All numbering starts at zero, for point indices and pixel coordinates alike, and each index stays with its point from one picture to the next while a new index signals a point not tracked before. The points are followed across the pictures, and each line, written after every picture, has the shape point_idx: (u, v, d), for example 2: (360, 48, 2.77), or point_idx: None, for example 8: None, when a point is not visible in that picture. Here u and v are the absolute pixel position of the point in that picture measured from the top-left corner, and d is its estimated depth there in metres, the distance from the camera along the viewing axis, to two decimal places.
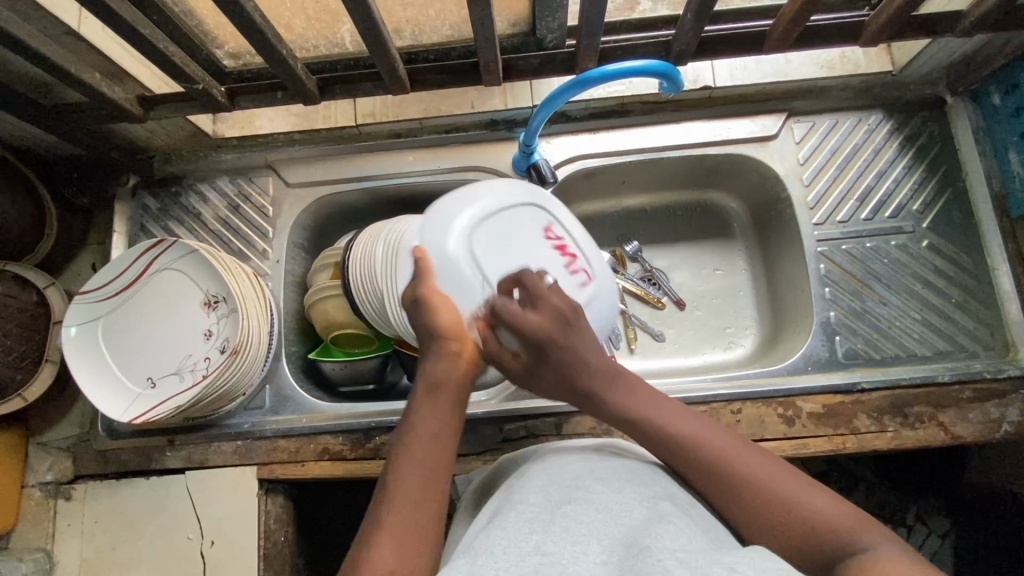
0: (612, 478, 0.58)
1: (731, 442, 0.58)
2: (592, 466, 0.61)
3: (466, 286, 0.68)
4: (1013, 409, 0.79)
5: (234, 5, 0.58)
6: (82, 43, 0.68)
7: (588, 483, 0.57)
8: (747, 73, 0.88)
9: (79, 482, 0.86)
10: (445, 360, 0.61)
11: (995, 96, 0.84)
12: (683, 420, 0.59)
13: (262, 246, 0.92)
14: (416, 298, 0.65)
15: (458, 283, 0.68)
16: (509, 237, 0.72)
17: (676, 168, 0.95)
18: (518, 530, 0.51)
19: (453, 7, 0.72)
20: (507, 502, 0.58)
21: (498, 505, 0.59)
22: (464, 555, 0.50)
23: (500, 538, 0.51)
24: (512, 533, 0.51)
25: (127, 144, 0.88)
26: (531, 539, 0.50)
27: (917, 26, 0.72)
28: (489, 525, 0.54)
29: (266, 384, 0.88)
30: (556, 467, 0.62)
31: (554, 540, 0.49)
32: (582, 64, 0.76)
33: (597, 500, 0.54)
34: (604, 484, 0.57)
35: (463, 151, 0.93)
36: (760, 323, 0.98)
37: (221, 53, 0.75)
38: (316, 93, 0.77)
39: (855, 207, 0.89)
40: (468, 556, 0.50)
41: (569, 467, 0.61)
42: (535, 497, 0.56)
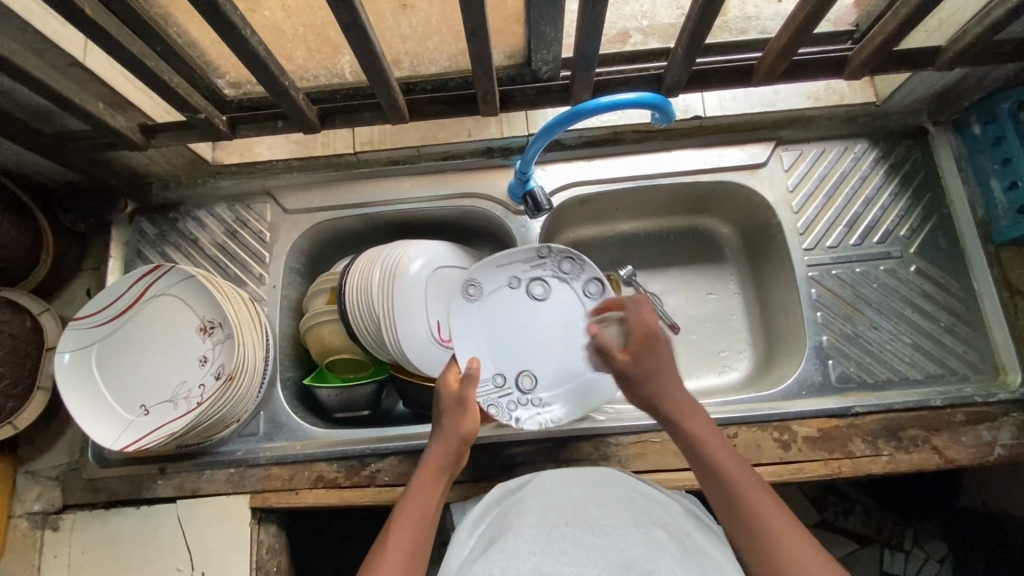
0: (609, 501, 0.60)
1: (764, 498, 0.58)
2: (588, 489, 0.63)
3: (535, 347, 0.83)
4: (1005, 432, 0.80)
5: (240, 41, 0.60)
6: (86, 73, 0.69)
7: (584, 503, 0.60)
8: (736, 103, 0.90)
9: (68, 511, 0.85)
10: (450, 445, 0.69)
11: (974, 126, 0.87)
12: (723, 458, 0.61)
13: (259, 271, 0.93)
14: (462, 396, 0.70)
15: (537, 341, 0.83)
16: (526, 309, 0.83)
17: (669, 195, 0.97)
18: (518, 553, 0.54)
19: (452, 40, 0.75)
20: (506, 527, 0.59)
21: (496, 530, 0.60)
22: None
23: (501, 560, 0.53)
24: (512, 555, 0.54)
25: (127, 171, 0.89)
26: (530, 561, 0.53)
27: (898, 61, 0.75)
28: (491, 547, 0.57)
29: (261, 411, 0.88)
30: (552, 488, 0.64)
31: (552, 565, 0.52)
32: (576, 96, 0.78)
33: (594, 523, 0.57)
34: (600, 507, 0.59)
35: (460, 178, 0.95)
36: (754, 347, 0.99)
37: (223, 83, 0.77)
38: (316, 122, 0.78)
39: (844, 233, 0.91)
40: None
41: (567, 489, 0.63)
42: (534, 518, 0.58)
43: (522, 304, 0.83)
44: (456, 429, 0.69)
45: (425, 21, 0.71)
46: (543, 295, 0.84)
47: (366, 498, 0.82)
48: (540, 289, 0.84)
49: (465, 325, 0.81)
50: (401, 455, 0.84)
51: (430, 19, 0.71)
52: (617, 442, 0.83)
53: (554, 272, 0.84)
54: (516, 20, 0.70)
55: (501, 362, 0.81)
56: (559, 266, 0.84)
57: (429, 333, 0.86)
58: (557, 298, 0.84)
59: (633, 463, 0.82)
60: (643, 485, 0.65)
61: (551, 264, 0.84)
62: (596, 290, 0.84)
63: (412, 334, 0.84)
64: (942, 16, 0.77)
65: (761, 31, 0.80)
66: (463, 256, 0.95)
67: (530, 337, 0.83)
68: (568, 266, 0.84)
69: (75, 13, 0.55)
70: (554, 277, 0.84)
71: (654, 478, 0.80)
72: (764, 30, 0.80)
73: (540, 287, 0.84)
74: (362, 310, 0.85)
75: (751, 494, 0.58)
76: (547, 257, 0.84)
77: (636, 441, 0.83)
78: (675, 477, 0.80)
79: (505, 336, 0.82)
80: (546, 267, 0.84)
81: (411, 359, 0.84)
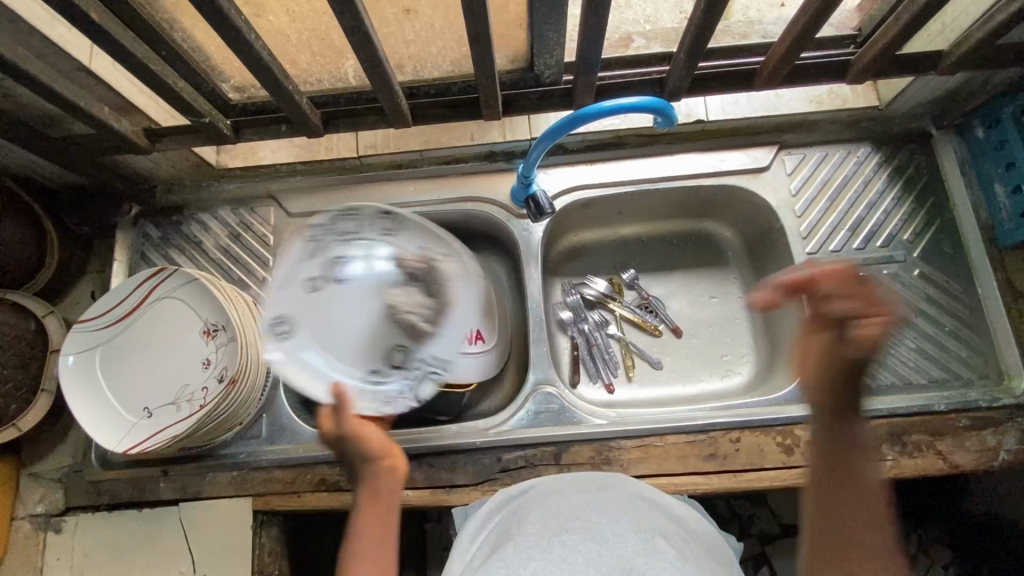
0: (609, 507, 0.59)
1: (876, 514, 0.52)
2: (587, 496, 0.62)
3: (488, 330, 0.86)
4: (1009, 437, 0.80)
5: (245, 46, 0.60)
6: (91, 78, 0.69)
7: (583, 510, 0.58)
8: (739, 107, 0.91)
9: (69, 514, 0.85)
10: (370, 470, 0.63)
11: (978, 130, 0.87)
12: (872, 463, 0.53)
13: (262, 274, 0.93)
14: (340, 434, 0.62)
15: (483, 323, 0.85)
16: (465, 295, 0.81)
17: (671, 199, 0.97)
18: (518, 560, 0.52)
19: (454, 45, 0.75)
20: (507, 537, 0.58)
21: (497, 540, 0.59)
22: None
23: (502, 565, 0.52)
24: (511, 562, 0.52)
25: (131, 175, 0.90)
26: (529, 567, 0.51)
27: (900, 65, 0.75)
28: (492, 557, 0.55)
29: (263, 413, 0.87)
30: (552, 497, 0.63)
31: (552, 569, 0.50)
32: (578, 100, 0.78)
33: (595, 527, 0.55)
34: (600, 514, 0.57)
35: (462, 181, 0.95)
36: (757, 351, 0.98)
37: (227, 87, 0.77)
38: (319, 126, 0.79)
39: (846, 237, 0.90)
40: None
41: (566, 496, 0.62)
42: (534, 526, 0.57)
43: (308, 281, 0.75)
44: (375, 455, 0.63)
45: (428, 26, 0.71)
46: (360, 256, 0.76)
47: None
48: (354, 266, 0.76)
49: (275, 306, 0.74)
50: (403, 458, 0.84)
51: (433, 24, 0.71)
52: (619, 446, 0.83)
53: (335, 232, 0.77)
54: (519, 24, 0.70)
55: (291, 338, 0.74)
56: (331, 224, 0.77)
57: None
58: (363, 263, 0.76)
59: (636, 467, 0.82)
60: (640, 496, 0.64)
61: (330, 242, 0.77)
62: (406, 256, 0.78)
63: None
64: (945, 20, 0.77)
65: (764, 35, 0.80)
66: None
67: (366, 311, 0.75)
68: (347, 226, 0.78)
69: (82, 18, 0.55)
70: (335, 242, 0.77)
71: (656, 482, 0.80)
72: (766, 35, 0.80)
73: (343, 249, 0.77)
74: None
75: (870, 499, 0.52)
76: (313, 229, 0.76)
77: (637, 445, 0.83)
78: (678, 481, 0.80)
79: (304, 313, 0.74)
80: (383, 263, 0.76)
81: None
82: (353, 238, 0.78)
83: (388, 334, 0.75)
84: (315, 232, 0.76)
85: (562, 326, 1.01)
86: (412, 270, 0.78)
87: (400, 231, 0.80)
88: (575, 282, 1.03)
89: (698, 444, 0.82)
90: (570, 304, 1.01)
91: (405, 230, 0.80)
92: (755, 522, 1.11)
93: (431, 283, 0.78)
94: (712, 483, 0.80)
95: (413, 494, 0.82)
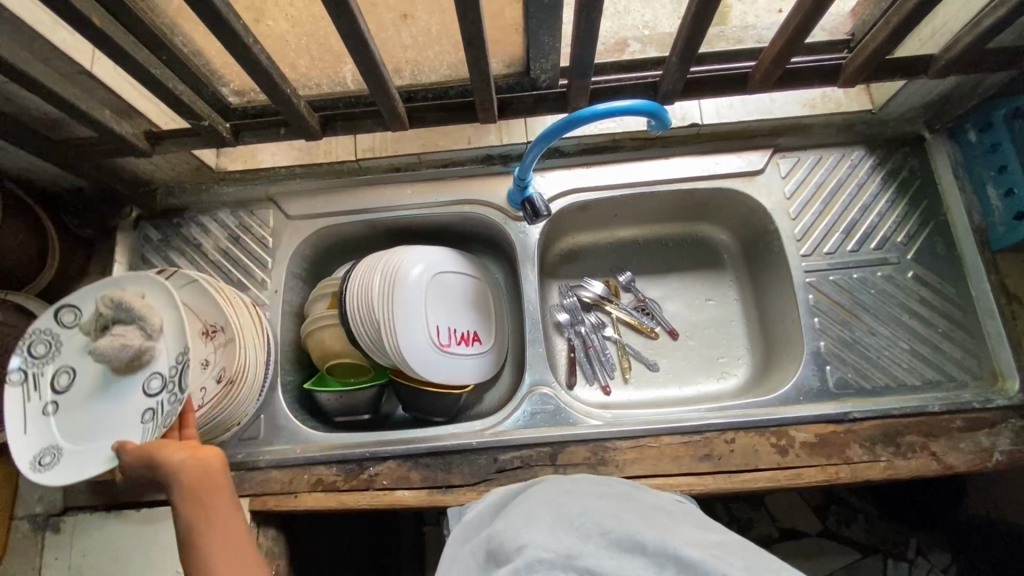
0: (620, 517, 0.58)
1: None
2: (600, 501, 0.61)
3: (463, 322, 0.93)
4: (1004, 438, 0.80)
5: (244, 50, 0.61)
6: (93, 81, 0.70)
7: (594, 516, 0.58)
8: (733, 111, 0.91)
9: (68, 515, 0.86)
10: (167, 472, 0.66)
11: (971, 133, 0.88)
12: None
13: (261, 276, 0.94)
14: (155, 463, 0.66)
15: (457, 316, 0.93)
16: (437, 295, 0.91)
17: (667, 202, 0.98)
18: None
19: (451, 49, 0.76)
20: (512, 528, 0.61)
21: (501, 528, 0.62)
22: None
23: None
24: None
25: (132, 177, 0.91)
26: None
27: (892, 69, 0.76)
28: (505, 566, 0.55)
29: (261, 414, 0.88)
30: (561, 499, 0.62)
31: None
32: (573, 103, 0.79)
33: (604, 531, 0.56)
34: (601, 513, 0.59)
35: (459, 184, 0.96)
36: (753, 353, 0.99)
37: (227, 91, 0.78)
38: (318, 129, 0.80)
39: (841, 239, 0.91)
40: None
41: (576, 500, 0.62)
42: (545, 535, 0.56)
43: (44, 407, 0.74)
44: (192, 479, 0.66)
45: (425, 30, 0.72)
46: (48, 357, 0.75)
47: (365, 502, 0.83)
48: (66, 375, 0.75)
49: (32, 445, 0.72)
50: (400, 459, 0.84)
51: (430, 29, 0.72)
52: (614, 447, 0.83)
53: (35, 361, 0.75)
54: (514, 29, 0.71)
55: (60, 460, 0.72)
56: (30, 354, 0.75)
57: (428, 338, 0.87)
58: (76, 339, 0.76)
59: (631, 468, 0.82)
60: (635, 498, 0.64)
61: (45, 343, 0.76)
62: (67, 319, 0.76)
63: (411, 339, 0.85)
64: (935, 25, 0.78)
65: (757, 40, 0.81)
66: (463, 261, 0.96)
67: (101, 388, 0.74)
68: (42, 349, 0.76)
69: (84, 22, 0.57)
70: (46, 369, 0.75)
71: (652, 483, 0.80)
72: (760, 39, 0.81)
73: (51, 369, 0.75)
74: (363, 315, 0.86)
75: None
76: (19, 370, 0.75)
77: (633, 446, 0.83)
78: (674, 482, 0.81)
79: (60, 432, 0.73)
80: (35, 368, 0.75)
81: (412, 364, 0.85)
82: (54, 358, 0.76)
83: (134, 380, 0.73)
84: (28, 369, 0.75)
85: (559, 328, 1.02)
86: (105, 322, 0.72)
87: (76, 307, 0.76)
88: (572, 285, 1.04)
89: (693, 444, 0.83)
90: (567, 306, 1.02)
91: (82, 304, 0.76)
92: (753, 525, 1.11)
93: (121, 309, 0.71)
94: (707, 484, 0.80)
95: (409, 494, 0.83)
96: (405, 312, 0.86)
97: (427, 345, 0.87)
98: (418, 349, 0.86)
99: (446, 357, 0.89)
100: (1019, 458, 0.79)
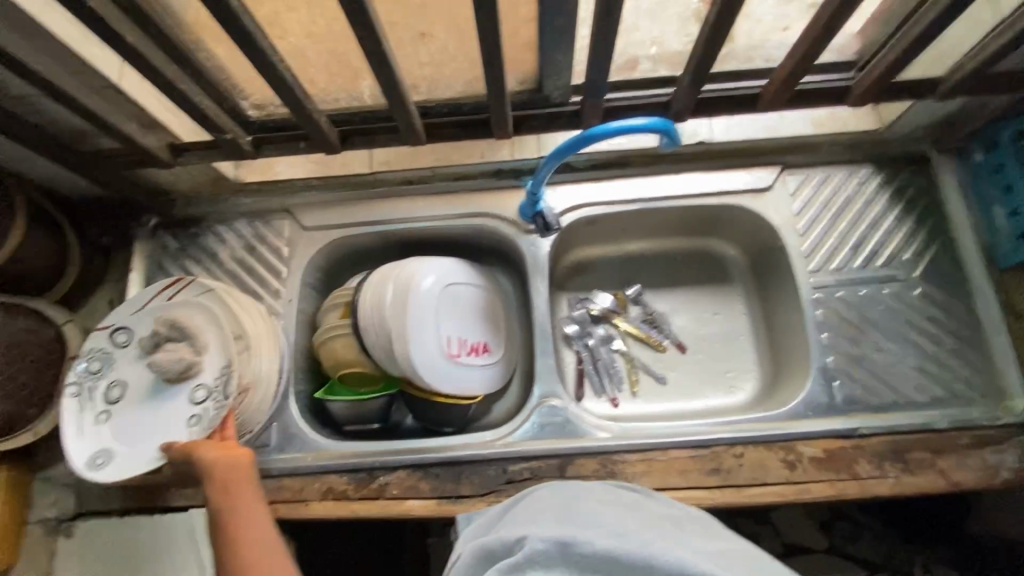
0: (626, 519, 0.55)
1: None
2: (608, 505, 0.59)
3: (476, 336, 0.95)
4: (1011, 456, 0.81)
5: (268, 65, 0.63)
6: (119, 94, 0.72)
7: (600, 516, 0.56)
8: (742, 129, 0.94)
9: (81, 519, 0.87)
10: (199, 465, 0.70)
11: (976, 153, 0.89)
12: None
13: (276, 286, 0.95)
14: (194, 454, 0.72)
15: (472, 331, 0.94)
16: (451, 310, 0.93)
17: (675, 217, 1.00)
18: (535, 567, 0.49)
19: (467, 66, 0.78)
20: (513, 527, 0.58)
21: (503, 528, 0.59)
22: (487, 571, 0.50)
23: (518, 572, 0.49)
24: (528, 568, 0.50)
25: (152, 187, 0.92)
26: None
27: (900, 89, 0.77)
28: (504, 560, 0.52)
29: (273, 422, 0.89)
30: (569, 501, 0.60)
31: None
32: (586, 120, 0.81)
33: (609, 527, 0.53)
34: (607, 514, 0.56)
35: (471, 198, 0.97)
36: (760, 367, 1.00)
37: (246, 104, 0.80)
38: (337, 142, 0.82)
39: (848, 256, 0.92)
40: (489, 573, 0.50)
41: (584, 501, 0.59)
42: (548, 529, 0.54)
43: (98, 417, 0.79)
44: (221, 477, 0.69)
45: (443, 48, 0.74)
46: (101, 373, 0.80)
47: (375, 511, 0.83)
48: (118, 388, 0.80)
49: (85, 450, 0.77)
50: (410, 468, 0.85)
51: (447, 47, 0.74)
52: (623, 459, 0.84)
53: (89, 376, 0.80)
54: (529, 47, 0.73)
55: (114, 462, 0.76)
56: (85, 369, 0.80)
57: (439, 348, 0.89)
58: (128, 355, 0.81)
59: (640, 480, 0.83)
60: (645, 508, 0.61)
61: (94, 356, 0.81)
62: (120, 339, 0.82)
63: (422, 349, 0.87)
64: (942, 47, 0.79)
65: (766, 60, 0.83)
66: (475, 273, 0.97)
67: (150, 397, 0.79)
68: (97, 365, 0.81)
69: (116, 39, 0.59)
70: (99, 383, 0.80)
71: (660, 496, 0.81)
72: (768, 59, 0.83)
73: (105, 383, 0.80)
74: (375, 326, 0.88)
75: None
76: (75, 384, 0.80)
77: (642, 459, 0.84)
78: (682, 495, 0.81)
79: (114, 439, 0.78)
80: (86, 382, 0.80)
81: (422, 374, 0.86)
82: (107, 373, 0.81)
83: (180, 390, 0.78)
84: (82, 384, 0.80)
85: (568, 340, 1.03)
86: (159, 339, 0.79)
87: (129, 328, 0.82)
88: (581, 297, 1.05)
89: (701, 458, 0.83)
90: (576, 318, 1.03)
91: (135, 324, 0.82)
92: (759, 540, 1.11)
93: (177, 329, 0.78)
94: (714, 497, 0.81)
95: (419, 504, 0.83)
96: (417, 322, 0.87)
97: (441, 358, 0.89)
98: (431, 363, 0.87)
99: (457, 368, 0.90)
100: None
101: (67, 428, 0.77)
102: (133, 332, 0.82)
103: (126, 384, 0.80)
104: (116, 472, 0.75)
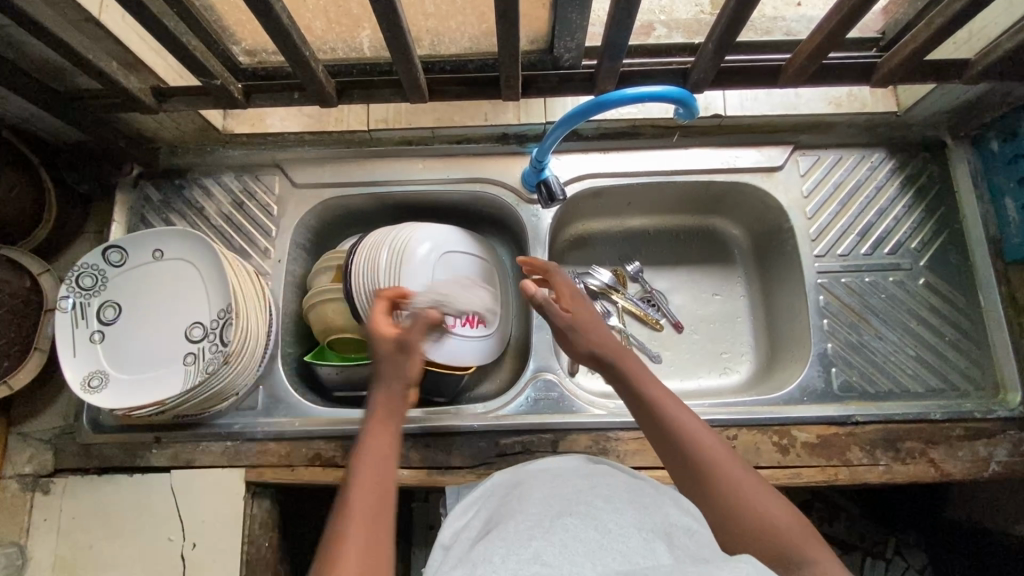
0: (615, 494, 0.51)
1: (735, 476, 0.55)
2: (605, 486, 0.54)
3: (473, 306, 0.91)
4: (1001, 449, 0.81)
5: (264, 6, 0.58)
6: (100, 31, 0.67)
7: (598, 498, 0.51)
8: (757, 104, 0.89)
9: (59, 476, 0.84)
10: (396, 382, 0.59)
11: (994, 142, 0.87)
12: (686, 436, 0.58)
13: (265, 245, 0.91)
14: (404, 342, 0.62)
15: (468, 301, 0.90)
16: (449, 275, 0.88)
17: (681, 193, 0.97)
18: (517, 538, 0.46)
19: (475, 21, 0.73)
20: (503, 514, 0.53)
21: (492, 516, 0.55)
22: (462, 567, 0.45)
23: (498, 547, 0.46)
24: (509, 540, 0.46)
25: (134, 134, 0.87)
26: (530, 546, 0.45)
27: (926, 71, 0.74)
28: (493, 541, 0.47)
29: (259, 386, 0.86)
30: (562, 485, 0.55)
31: (552, 552, 0.43)
32: (601, 85, 0.77)
33: (611, 511, 0.49)
34: (606, 495, 0.52)
35: (472, 162, 0.94)
36: (756, 350, 0.98)
37: (238, 49, 0.75)
38: (332, 95, 0.76)
39: (856, 241, 0.90)
40: (467, 568, 0.44)
41: (578, 485, 0.55)
42: (535, 507, 0.51)
43: (92, 336, 0.77)
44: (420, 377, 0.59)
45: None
46: (96, 290, 0.78)
47: None
48: (113, 309, 0.79)
49: (79, 368, 0.76)
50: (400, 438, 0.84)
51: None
52: (616, 437, 0.83)
53: (81, 293, 0.78)
54: (542, 4, 0.68)
55: (107, 385, 0.75)
56: (77, 285, 0.78)
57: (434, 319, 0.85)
58: (125, 278, 0.80)
59: (631, 458, 0.82)
60: (643, 484, 0.57)
61: (87, 272, 0.78)
62: (115, 259, 0.79)
63: None
64: (972, 29, 0.76)
65: (786, 32, 0.80)
66: (472, 241, 0.94)
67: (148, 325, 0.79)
68: (89, 282, 0.78)
69: None
70: (92, 302, 0.78)
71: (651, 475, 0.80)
72: (788, 32, 0.80)
73: (98, 302, 0.79)
74: (368, 292, 0.84)
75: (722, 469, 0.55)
76: (68, 298, 0.77)
77: (635, 437, 0.83)
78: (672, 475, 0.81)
79: (108, 360, 0.77)
80: (82, 297, 0.78)
81: None
82: (99, 291, 0.79)
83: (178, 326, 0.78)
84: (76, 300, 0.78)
85: None
86: None
87: (124, 249, 0.79)
88: (580, 271, 1.02)
89: None
90: None
91: (132, 246, 0.79)
92: None
93: None
94: None
95: (407, 473, 0.82)
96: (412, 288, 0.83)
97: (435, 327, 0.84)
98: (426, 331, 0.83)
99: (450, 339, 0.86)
100: (1014, 469, 0.81)
101: (61, 343, 0.75)
102: (131, 253, 0.80)
103: (122, 307, 0.79)
104: (109, 395, 0.74)
